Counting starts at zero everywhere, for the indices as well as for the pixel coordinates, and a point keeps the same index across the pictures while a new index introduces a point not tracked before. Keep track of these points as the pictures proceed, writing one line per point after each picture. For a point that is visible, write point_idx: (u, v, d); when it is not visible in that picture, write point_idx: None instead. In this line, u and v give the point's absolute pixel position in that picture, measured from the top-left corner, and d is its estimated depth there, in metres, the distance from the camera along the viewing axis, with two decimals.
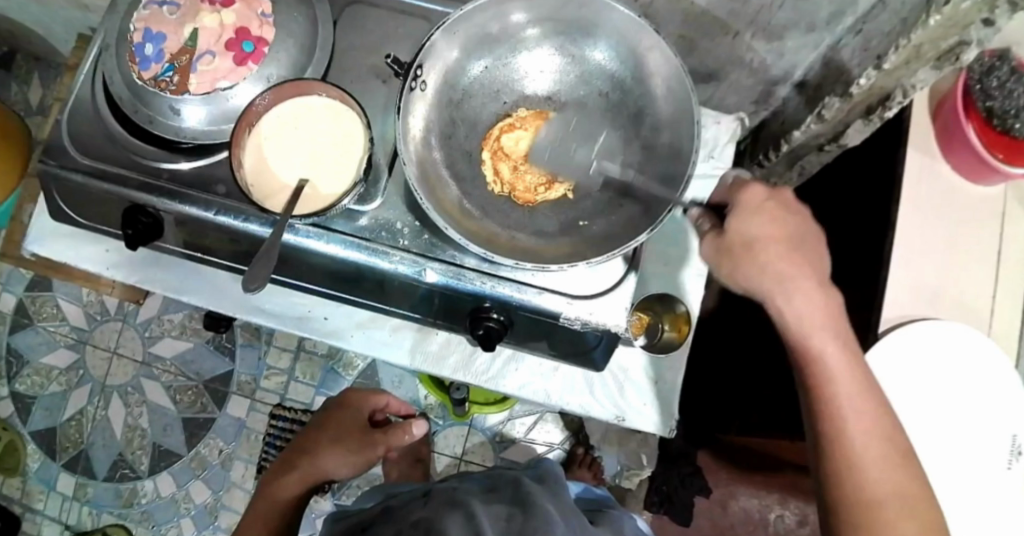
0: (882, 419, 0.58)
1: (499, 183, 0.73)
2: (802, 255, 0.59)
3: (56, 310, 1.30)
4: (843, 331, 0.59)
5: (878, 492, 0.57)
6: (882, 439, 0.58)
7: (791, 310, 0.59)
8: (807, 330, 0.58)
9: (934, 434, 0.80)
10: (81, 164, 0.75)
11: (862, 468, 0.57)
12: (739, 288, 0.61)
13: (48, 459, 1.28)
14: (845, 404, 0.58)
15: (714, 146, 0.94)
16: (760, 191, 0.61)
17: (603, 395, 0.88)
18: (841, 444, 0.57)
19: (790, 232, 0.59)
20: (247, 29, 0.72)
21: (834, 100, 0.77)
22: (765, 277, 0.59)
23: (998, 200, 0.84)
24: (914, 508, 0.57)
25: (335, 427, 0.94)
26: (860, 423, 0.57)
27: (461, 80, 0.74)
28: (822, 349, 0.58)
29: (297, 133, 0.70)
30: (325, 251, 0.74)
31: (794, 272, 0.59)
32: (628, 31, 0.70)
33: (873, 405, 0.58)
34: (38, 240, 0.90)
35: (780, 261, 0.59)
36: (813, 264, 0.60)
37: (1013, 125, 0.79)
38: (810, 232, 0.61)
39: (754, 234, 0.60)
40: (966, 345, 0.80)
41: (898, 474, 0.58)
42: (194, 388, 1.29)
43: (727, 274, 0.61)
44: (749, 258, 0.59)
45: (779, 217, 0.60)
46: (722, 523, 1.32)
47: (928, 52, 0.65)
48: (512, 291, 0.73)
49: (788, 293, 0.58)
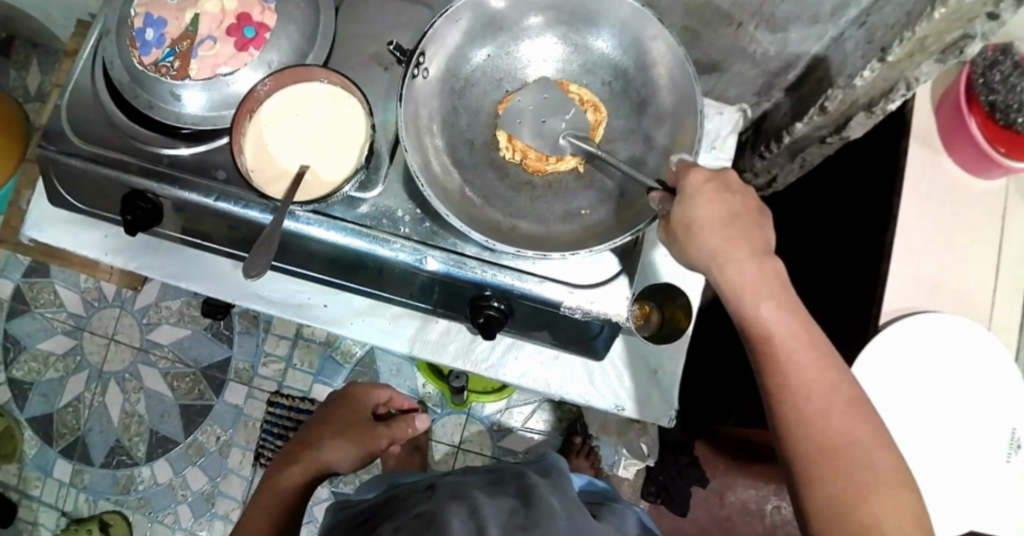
0: (829, 373, 0.57)
1: (511, 149, 0.72)
2: (737, 228, 0.60)
3: (53, 296, 1.29)
4: (784, 292, 0.59)
5: (830, 448, 0.55)
6: (831, 394, 0.56)
7: (727, 278, 0.60)
8: (743, 293, 0.59)
9: (897, 396, 0.80)
10: (79, 147, 0.74)
11: (812, 424, 0.56)
12: (688, 264, 0.62)
13: (46, 445, 1.28)
14: (789, 362, 0.57)
15: (716, 136, 0.94)
16: (701, 172, 0.62)
17: (603, 384, 0.88)
18: (789, 401, 0.57)
19: (725, 206, 0.60)
20: (248, 15, 0.71)
21: (837, 92, 0.77)
22: (703, 253, 0.60)
23: (999, 194, 0.85)
24: (873, 461, 0.54)
25: (336, 419, 0.95)
26: (807, 379, 0.56)
27: (463, 69, 0.73)
28: (760, 312, 0.58)
29: (298, 119, 0.70)
30: (326, 237, 0.73)
31: (726, 242, 0.60)
32: (632, 20, 0.70)
33: (820, 362, 0.57)
34: (36, 225, 0.89)
35: (712, 231, 0.60)
36: (747, 233, 0.60)
37: (1015, 119, 0.79)
38: (745, 205, 0.61)
39: (694, 215, 0.60)
40: (938, 327, 0.80)
41: (851, 428, 0.55)
42: (192, 375, 1.29)
43: (678, 252, 0.62)
44: (688, 236, 0.61)
45: (715, 196, 0.60)
46: (718, 513, 1.33)
47: (933, 45, 0.65)
48: (513, 279, 0.73)
49: (722, 263, 0.60)
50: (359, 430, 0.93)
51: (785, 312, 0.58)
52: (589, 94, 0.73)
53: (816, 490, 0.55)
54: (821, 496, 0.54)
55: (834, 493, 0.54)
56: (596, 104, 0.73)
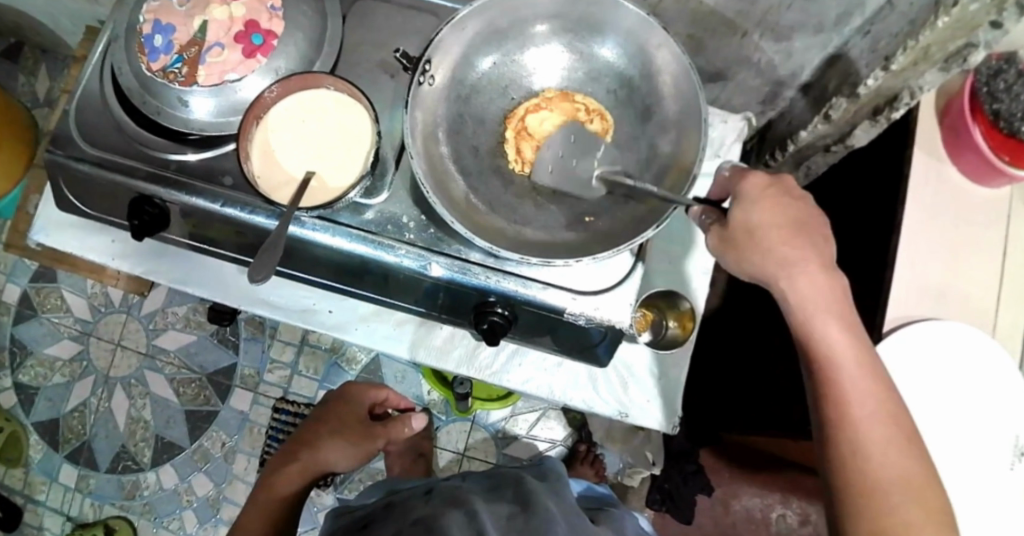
0: (886, 401, 0.57)
1: (519, 162, 0.73)
2: (806, 241, 0.60)
3: (60, 301, 1.30)
4: (847, 313, 0.59)
5: (881, 475, 0.55)
6: (887, 421, 0.57)
7: (794, 292, 0.59)
8: (809, 310, 0.59)
9: (933, 408, 0.80)
10: (87, 153, 0.75)
11: (867, 449, 0.56)
12: (746, 273, 0.61)
13: (51, 450, 1.28)
14: (849, 384, 0.57)
15: (720, 144, 0.92)
16: (761, 177, 0.61)
17: (607, 391, 0.88)
18: (846, 424, 0.57)
19: (796, 219, 0.60)
20: (256, 22, 0.72)
21: (841, 100, 0.78)
22: (767, 259, 0.60)
23: (1004, 202, 0.85)
24: (920, 492, 0.55)
25: (335, 418, 0.96)
26: (864, 404, 0.57)
27: (469, 76, 0.74)
28: (825, 331, 0.58)
29: (304, 126, 0.71)
30: (332, 243, 0.74)
31: (796, 257, 0.59)
32: (637, 28, 0.70)
33: (879, 390, 0.57)
34: (43, 230, 0.90)
35: (781, 242, 0.59)
36: (816, 247, 0.60)
37: (1019, 127, 0.79)
38: (814, 220, 0.61)
39: (756, 219, 0.60)
40: (966, 342, 0.80)
41: (905, 458, 0.56)
42: (197, 381, 1.30)
43: (733, 260, 0.61)
44: (752, 243, 0.60)
45: (778, 205, 0.60)
46: (723, 523, 1.33)
47: (937, 54, 0.65)
48: (517, 286, 0.73)
49: (792, 277, 0.59)
50: (356, 430, 0.94)
51: (849, 334, 0.59)
52: (595, 102, 0.74)
53: (862, 515, 0.55)
54: (867, 520, 0.55)
55: (882, 520, 0.54)
56: (602, 112, 0.73)
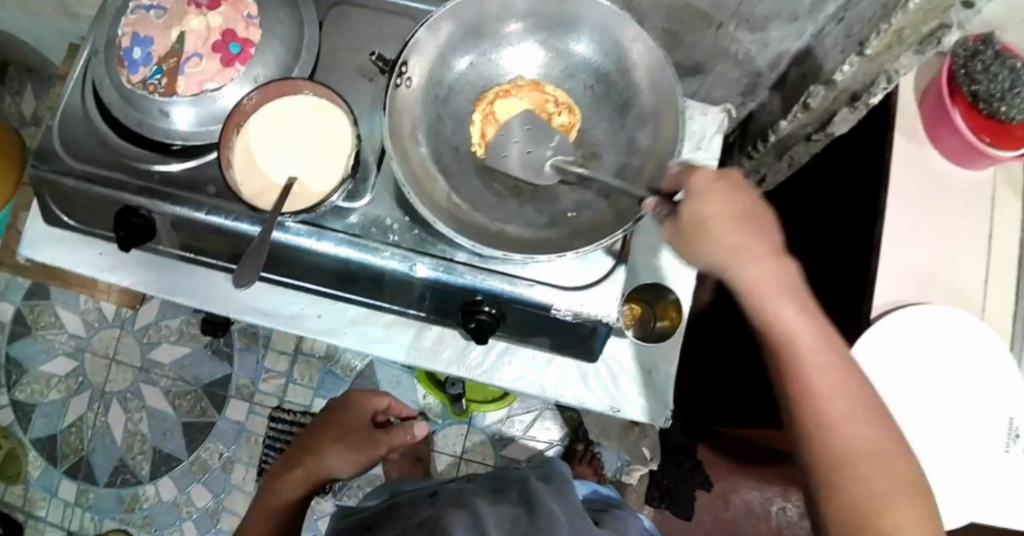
0: (843, 375, 0.57)
1: (483, 146, 0.73)
2: (752, 227, 0.60)
3: (54, 318, 1.31)
4: (796, 291, 0.59)
5: (849, 454, 0.54)
6: (846, 395, 0.56)
7: (746, 280, 0.59)
8: (758, 295, 0.58)
9: (914, 393, 0.80)
10: (72, 167, 0.76)
11: (828, 426, 0.55)
12: (701, 265, 0.62)
13: (50, 466, 1.28)
14: (808, 366, 0.56)
15: (702, 137, 0.92)
16: (708, 172, 0.62)
17: (598, 386, 0.88)
18: (805, 403, 0.56)
19: (740, 206, 0.60)
20: (233, 31, 0.72)
21: (818, 89, 0.78)
22: (718, 250, 0.60)
23: (987, 184, 0.85)
24: (891, 466, 0.54)
25: (338, 426, 0.96)
26: (826, 383, 0.56)
27: (446, 77, 0.74)
28: (774, 312, 0.58)
29: (285, 132, 0.71)
30: (316, 248, 0.74)
31: (740, 243, 0.59)
32: (611, 24, 0.71)
33: (839, 367, 0.57)
34: (32, 245, 0.90)
35: (727, 231, 0.60)
36: (757, 232, 0.60)
37: (998, 108, 0.79)
38: (757, 205, 0.61)
39: (706, 213, 0.60)
40: (948, 325, 0.80)
41: (871, 434, 0.55)
42: (193, 392, 1.30)
43: (689, 254, 0.62)
44: (703, 235, 0.60)
45: (722, 194, 0.60)
46: (724, 517, 1.32)
47: (911, 36, 0.65)
48: (502, 283, 0.73)
49: (740, 263, 0.59)
50: (359, 437, 0.94)
51: (799, 312, 0.58)
52: (565, 95, 0.74)
53: (836, 495, 0.54)
54: (839, 500, 0.54)
55: (853, 495, 0.54)
56: (570, 107, 0.74)
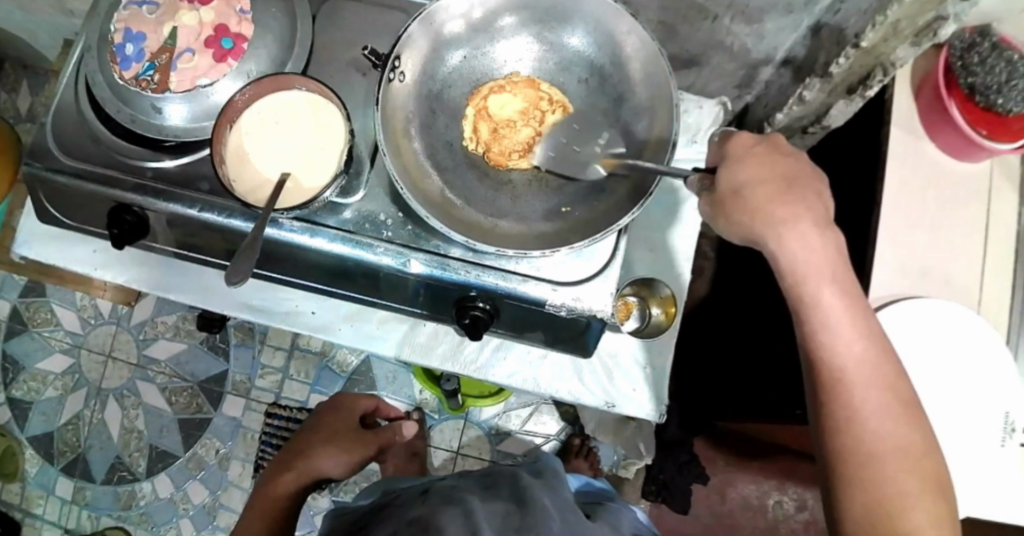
0: (883, 366, 0.57)
1: (476, 141, 0.73)
2: (796, 196, 0.58)
3: (50, 315, 1.30)
4: (845, 272, 0.58)
5: (878, 443, 0.55)
6: (885, 388, 0.56)
7: (786, 252, 0.58)
8: (803, 275, 0.58)
9: (931, 386, 0.80)
10: (65, 164, 0.75)
11: (861, 418, 0.56)
12: (735, 235, 0.60)
13: (47, 463, 1.28)
14: (843, 353, 0.57)
15: (696, 130, 0.92)
16: (747, 138, 0.61)
17: (593, 382, 0.88)
18: (840, 393, 0.56)
19: (780, 174, 0.59)
20: (226, 26, 0.72)
21: (814, 81, 0.78)
22: (759, 219, 0.58)
23: (984, 176, 0.84)
24: (914, 459, 0.55)
25: (328, 428, 1.00)
26: (860, 370, 0.56)
27: (439, 71, 0.73)
28: (819, 296, 0.58)
29: (278, 128, 0.71)
30: (310, 244, 0.74)
31: (789, 215, 0.58)
32: (605, 16, 0.70)
33: (871, 354, 0.57)
34: (26, 243, 0.90)
35: (770, 200, 0.58)
36: (810, 204, 0.59)
37: (996, 100, 0.79)
38: (806, 174, 0.60)
39: (745, 182, 0.59)
40: (954, 321, 0.80)
41: (900, 426, 0.56)
42: (189, 389, 1.30)
43: (722, 224, 0.60)
44: (739, 204, 0.59)
45: (766, 162, 0.60)
46: (720, 511, 1.33)
47: (906, 29, 0.65)
48: (496, 279, 0.73)
49: (782, 234, 0.58)
50: (350, 439, 0.98)
51: (844, 302, 0.58)
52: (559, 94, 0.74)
53: (861, 485, 0.55)
54: (866, 492, 0.55)
55: (879, 487, 0.54)
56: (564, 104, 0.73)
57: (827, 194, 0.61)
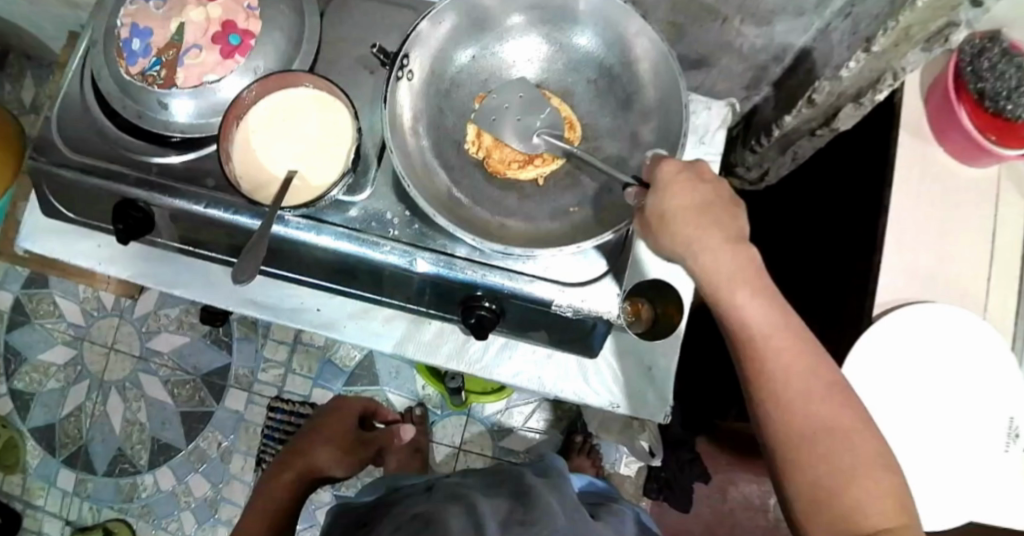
0: (807, 358, 0.55)
1: (477, 146, 0.73)
2: (710, 216, 0.58)
3: (53, 306, 1.30)
4: (758, 277, 0.57)
5: (808, 433, 0.53)
6: (810, 378, 0.54)
7: (702, 267, 0.58)
8: (718, 287, 0.57)
9: (896, 394, 0.80)
10: (70, 159, 0.75)
11: (791, 411, 0.54)
12: (665, 254, 0.61)
13: (48, 455, 1.28)
14: (765, 349, 0.55)
15: (704, 132, 0.92)
16: (672, 163, 0.60)
17: (598, 383, 0.88)
18: (766, 387, 0.55)
19: (696, 197, 0.59)
20: (233, 22, 0.71)
21: (823, 84, 0.77)
22: (676, 243, 0.59)
23: (991, 182, 0.84)
24: (850, 444, 0.53)
25: (327, 427, 1.00)
26: (782, 364, 0.55)
27: (448, 70, 0.73)
28: (735, 302, 0.57)
29: (285, 126, 0.70)
30: (317, 242, 0.73)
31: (701, 235, 0.58)
32: (615, 17, 0.70)
33: (791, 347, 0.55)
34: (29, 238, 0.90)
35: (687, 222, 0.58)
36: (721, 223, 0.59)
37: (1005, 106, 0.79)
38: (720, 194, 0.59)
39: (667, 205, 0.59)
40: (928, 322, 0.80)
41: (831, 412, 0.54)
42: (192, 382, 1.30)
43: (654, 244, 0.61)
44: (663, 226, 0.60)
45: (686, 188, 0.59)
46: (721, 509, 1.33)
47: (918, 34, 0.64)
48: (503, 279, 0.73)
49: (697, 254, 0.58)
50: (349, 440, 1.00)
51: (763, 302, 0.56)
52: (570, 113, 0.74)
53: (800, 471, 0.53)
54: (805, 482, 0.53)
55: (818, 475, 0.53)
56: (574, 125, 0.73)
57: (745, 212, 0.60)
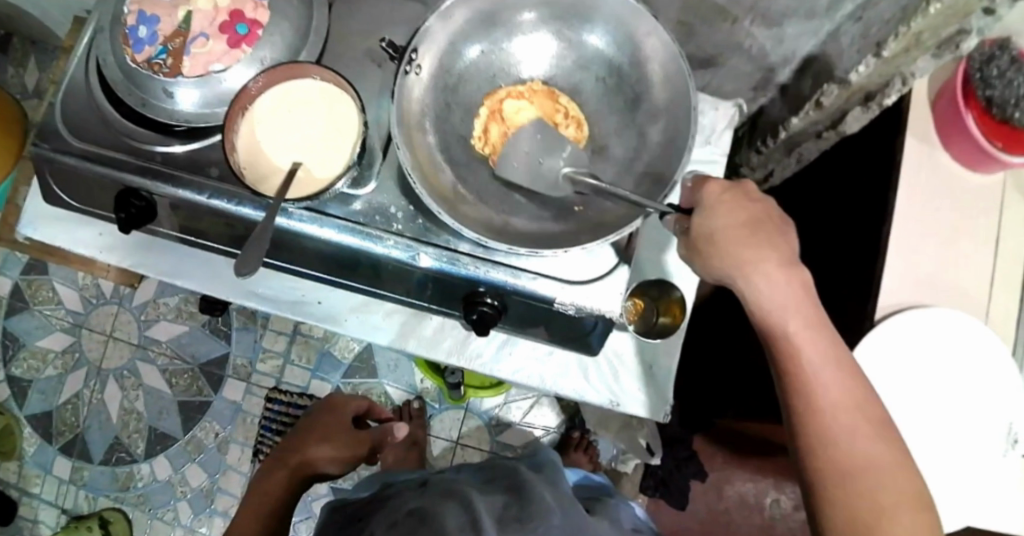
0: (857, 391, 0.56)
1: (483, 141, 0.72)
2: (764, 238, 0.60)
3: (52, 293, 1.30)
4: (811, 303, 0.59)
5: (853, 464, 0.54)
6: (857, 411, 0.55)
7: (755, 293, 0.59)
8: (771, 310, 0.58)
9: (914, 402, 0.80)
10: (74, 146, 0.74)
11: (836, 441, 0.54)
12: (714, 278, 0.62)
13: (45, 442, 1.28)
14: (815, 376, 0.56)
15: (711, 132, 0.93)
16: (718, 184, 0.63)
17: (598, 380, 0.89)
18: (813, 414, 0.56)
19: (749, 216, 0.61)
20: (241, 12, 0.71)
21: (833, 87, 0.77)
22: (732, 262, 0.60)
23: (997, 189, 0.84)
24: (893, 479, 0.54)
25: (321, 424, 1.00)
26: (832, 393, 0.55)
27: (456, 66, 0.73)
28: (788, 325, 0.58)
29: (291, 117, 0.70)
30: (320, 235, 0.73)
31: (756, 255, 0.59)
32: (625, 16, 0.69)
33: (843, 378, 0.56)
34: (30, 224, 0.89)
35: (740, 241, 0.60)
36: (774, 245, 0.60)
37: (1013, 113, 0.77)
38: (772, 217, 0.61)
39: (713, 225, 0.61)
40: (956, 331, 0.80)
41: (874, 447, 0.54)
42: (190, 372, 1.29)
43: (702, 268, 0.62)
44: (713, 248, 0.61)
45: (734, 207, 0.61)
46: (717, 509, 1.33)
47: (929, 40, 0.64)
48: (506, 275, 0.73)
49: (750, 276, 0.59)
50: (341, 435, 0.99)
51: (815, 330, 0.58)
52: (576, 109, 0.73)
53: (837, 502, 0.54)
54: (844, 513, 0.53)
55: (856, 507, 0.53)
56: (580, 121, 0.73)
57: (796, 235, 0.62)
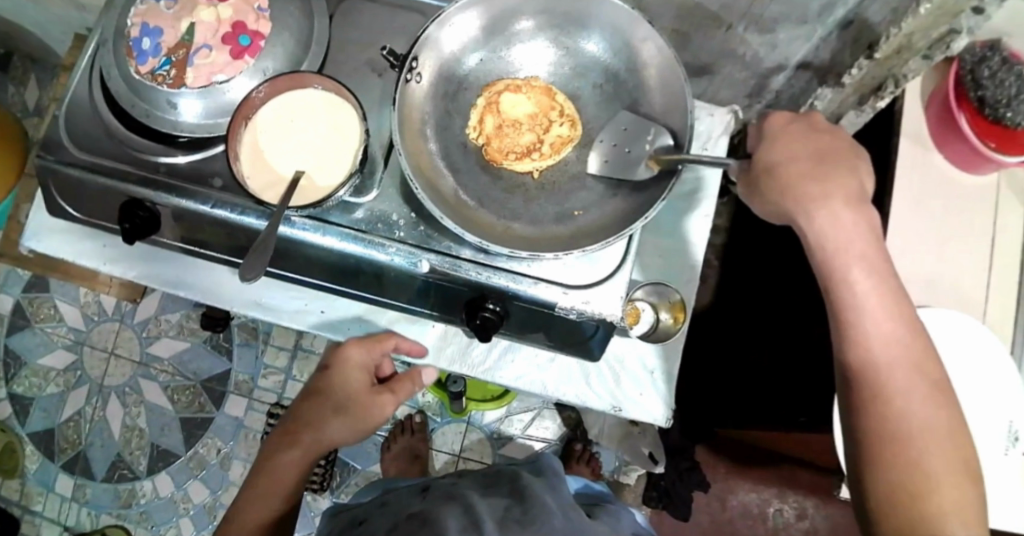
0: (913, 353, 0.56)
1: (477, 131, 0.74)
2: (830, 174, 0.60)
3: (53, 311, 1.30)
4: (876, 251, 0.58)
5: (907, 428, 0.53)
6: (913, 374, 0.55)
7: (816, 231, 0.59)
8: (834, 256, 0.58)
9: None
10: (78, 158, 0.75)
11: (891, 402, 0.54)
12: (770, 212, 0.62)
13: (47, 460, 1.27)
14: (871, 335, 0.56)
15: (708, 138, 0.92)
16: (784, 115, 0.63)
17: (600, 386, 0.88)
18: (868, 376, 0.55)
19: (814, 149, 0.61)
20: (243, 23, 0.72)
21: (825, 92, 0.83)
22: (788, 198, 0.60)
23: (990, 189, 0.85)
24: (945, 445, 0.53)
25: (336, 392, 0.80)
26: (887, 355, 0.56)
27: (455, 73, 0.74)
28: (848, 276, 0.58)
29: (293, 126, 0.71)
30: (322, 243, 0.74)
31: (821, 194, 0.59)
32: (621, 22, 0.71)
33: (900, 336, 0.56)
34: (35, 237, 0.90)
35: (805, 178, 0.60)
36: (842, 183, 0.60)
37: (1004, 114, 0.79)
38: (839, 151, 0.61)
39: (773, 158, 0.62)
40: (959, 328, 0.80)
41: (928, 413, 0.54)
42: (192, 388, 1.29)
43: (759, 202, 0.63)
44: (772, 181, 0.61)
45: (796, 139, 0.62)
46: (721, 518, 1.32)
47: (920, 42, 0.68)
48: (508, 281, 0.73)
49: (812, 212, 0.59)
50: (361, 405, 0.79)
51: (875, 283, 0.58)
52: (572, 108, 0.75)
53: (884, 464, 0.53)
54: (891, 478, 0.52)
55: (903, 471, 0.52)
56: (575, 120, 0.74)
57: (866, 177, 0.62)
